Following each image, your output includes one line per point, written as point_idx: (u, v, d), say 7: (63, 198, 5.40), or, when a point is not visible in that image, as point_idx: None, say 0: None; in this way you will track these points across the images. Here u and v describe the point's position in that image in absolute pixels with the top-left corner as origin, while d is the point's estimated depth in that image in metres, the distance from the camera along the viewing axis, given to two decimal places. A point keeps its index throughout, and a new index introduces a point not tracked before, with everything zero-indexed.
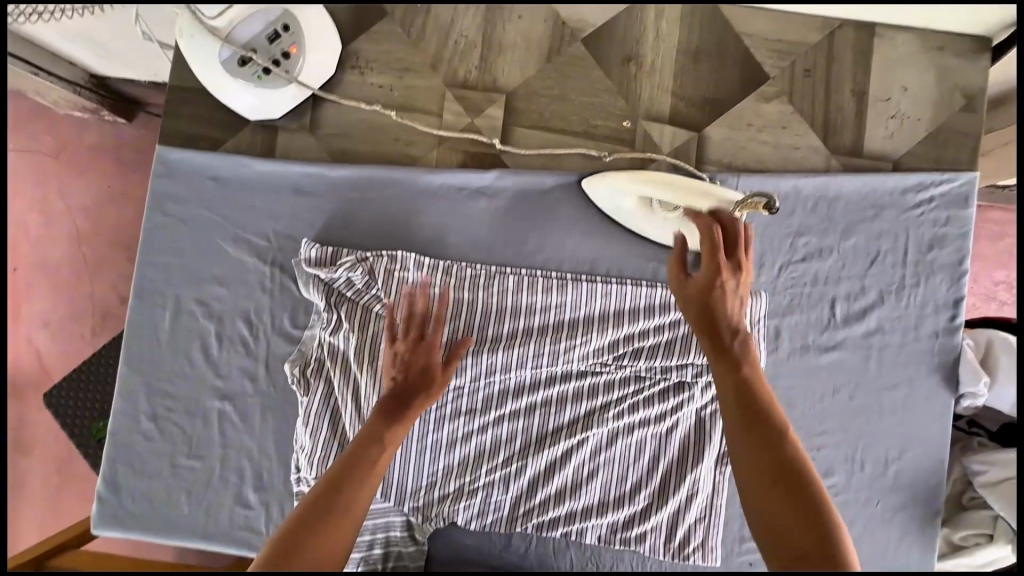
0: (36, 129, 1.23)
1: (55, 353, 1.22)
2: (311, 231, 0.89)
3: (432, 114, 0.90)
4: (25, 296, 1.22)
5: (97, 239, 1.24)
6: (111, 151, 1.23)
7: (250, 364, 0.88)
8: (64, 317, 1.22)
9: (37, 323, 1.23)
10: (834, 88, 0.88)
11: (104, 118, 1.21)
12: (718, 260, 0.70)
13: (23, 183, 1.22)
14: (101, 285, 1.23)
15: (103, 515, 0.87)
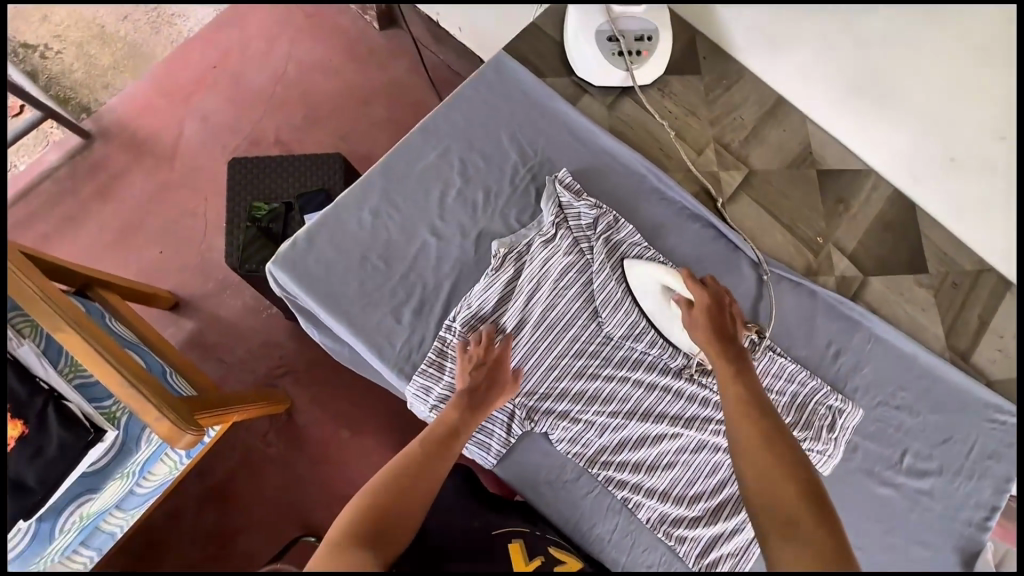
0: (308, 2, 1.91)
1: (201, 141, 1.76)
2: (568, 164, 1.09)
3: (693, 151, 1.15)
4: (207, 93, 1.80)
5: (291, 86, 1.83)
6: (350, 39, 1.88)
7: (467, 224, 1.04)
8: (228, 127, 1.78)
9: (201, 113, 1.78)
10: (969, 306, 1.12)
11: (363, 17, 1.88)
12: (730, 350, 0.87)
13: (264, 42, 1.86)
14: (279, 135, 1.78)
15: (285, 257, 0.99)
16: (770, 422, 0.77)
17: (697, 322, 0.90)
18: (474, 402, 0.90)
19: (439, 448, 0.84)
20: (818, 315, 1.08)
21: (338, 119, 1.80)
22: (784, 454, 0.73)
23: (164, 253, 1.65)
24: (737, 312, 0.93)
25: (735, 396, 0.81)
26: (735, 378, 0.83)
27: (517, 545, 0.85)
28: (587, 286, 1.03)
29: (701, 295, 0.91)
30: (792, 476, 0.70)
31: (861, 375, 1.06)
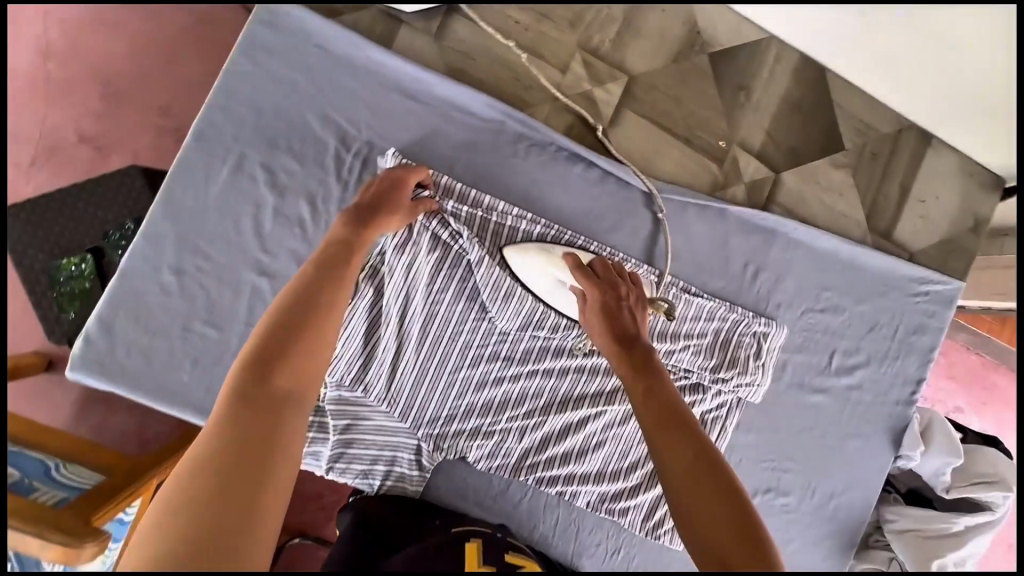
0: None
1: None
2: (405, 135, 0.85)
3: (556, 70, 0.91)
4: None
5: (69, 64, 1.16)
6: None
7: (302, 250, 0.83)
8: None
9: None
10: (889, 176, 1.01)
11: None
12: (636, 355, 0.69)
13: None
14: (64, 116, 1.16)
15: (85, 358, 0.78)
16: (690, 436, 0.60)
17: (595, 326, 0.75)
18: (373, 216, 0.73)
19: (329, 266, 0.66)
20: (729, 236, 0.95)
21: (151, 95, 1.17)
22: (715, 468, 0.57)
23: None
24: (637, 300, 0.78)
25: (647, 409, 0.63)
26: (646, 386, 0.65)
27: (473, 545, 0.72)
28: (469, 283, 0.86)
29: (593, 284, 0.78)
30: (727, 503, 0.54)
31: (783, 288, 0.98)
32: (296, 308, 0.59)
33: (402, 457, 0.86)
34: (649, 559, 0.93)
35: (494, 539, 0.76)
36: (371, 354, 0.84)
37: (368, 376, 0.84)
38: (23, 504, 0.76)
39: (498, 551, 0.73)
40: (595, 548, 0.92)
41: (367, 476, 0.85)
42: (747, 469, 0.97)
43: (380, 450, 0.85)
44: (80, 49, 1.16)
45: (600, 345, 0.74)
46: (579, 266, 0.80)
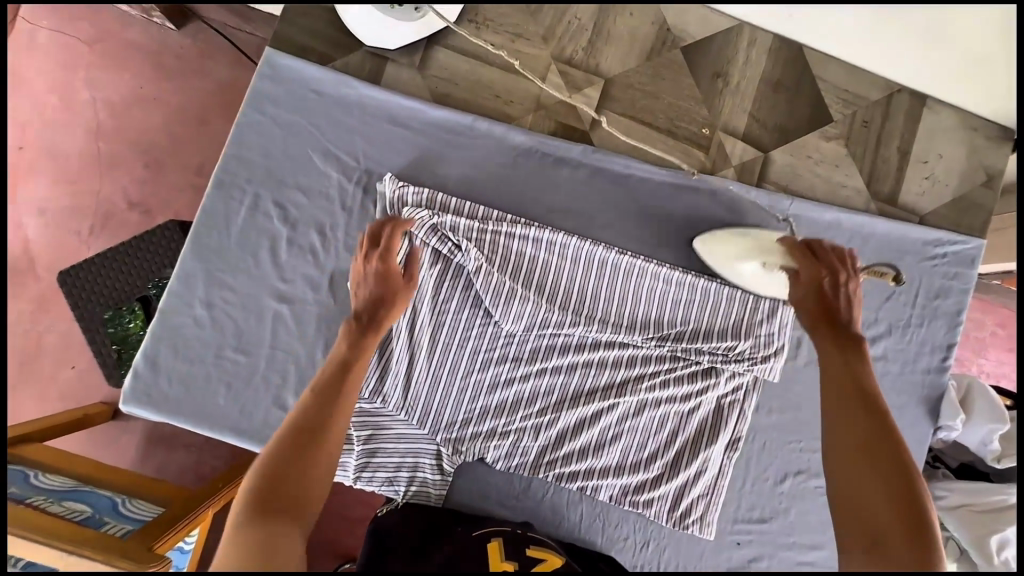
0: (77, 14, 1.31)
1: (43, 243, 1.28)
2: (399, 160, 0.92)
3: (535, 82, 0.96)
4: (24, 177, 1.29)
5: (117, 139, 1.31)
6: (154, 52, 1.32)
7: (316, 275, 0.90)
8: (65, 209, 1.29)
9: (31, 209, 1.29)
10: (885, 141, 1.00)
11: (151, 20, 1.30)
12: (840, 336, 0.77)
13: (49, 78, 1.30)
14: (115, 190, 1.30)
15: (135, 391, 0.86)
16: (879, 426, 0.66)
17: (803, 300, 0.80)
18: (376, 313, 0.81)
19: (337, 379, 0.72)
20: (724, 220, 0.96)
21: (186, 156, 1.32)
22: (896, 459, 0.63)
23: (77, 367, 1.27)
24: (854, 287, 0.80)
25: (847, 388, 0.71)
26: (845, 371, 0.73)
27: (495, 545, 0.77)
28: (472, 290, 0.90)
29: (811, 267, 0.80)
30: (896, 483, 0.61)
31: None
32: (317, 413, 0.66)
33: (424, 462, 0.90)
34: (679, 550, 0.92)
35: (516, 535, 0.80)
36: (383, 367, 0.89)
37: (384, 387, 0.88)
38: (93, 536, 0.83)
39: (520, 546, 0.77)
40: (624, 541, 0.92)
41: (391, 483, 0.89)
42: (774, 452, 0.95)
43: (402, 457, 0.90)
44: (129, 130, 1.31)
45: (800, 309, 0.81)
46: (799, 248, 0.83)
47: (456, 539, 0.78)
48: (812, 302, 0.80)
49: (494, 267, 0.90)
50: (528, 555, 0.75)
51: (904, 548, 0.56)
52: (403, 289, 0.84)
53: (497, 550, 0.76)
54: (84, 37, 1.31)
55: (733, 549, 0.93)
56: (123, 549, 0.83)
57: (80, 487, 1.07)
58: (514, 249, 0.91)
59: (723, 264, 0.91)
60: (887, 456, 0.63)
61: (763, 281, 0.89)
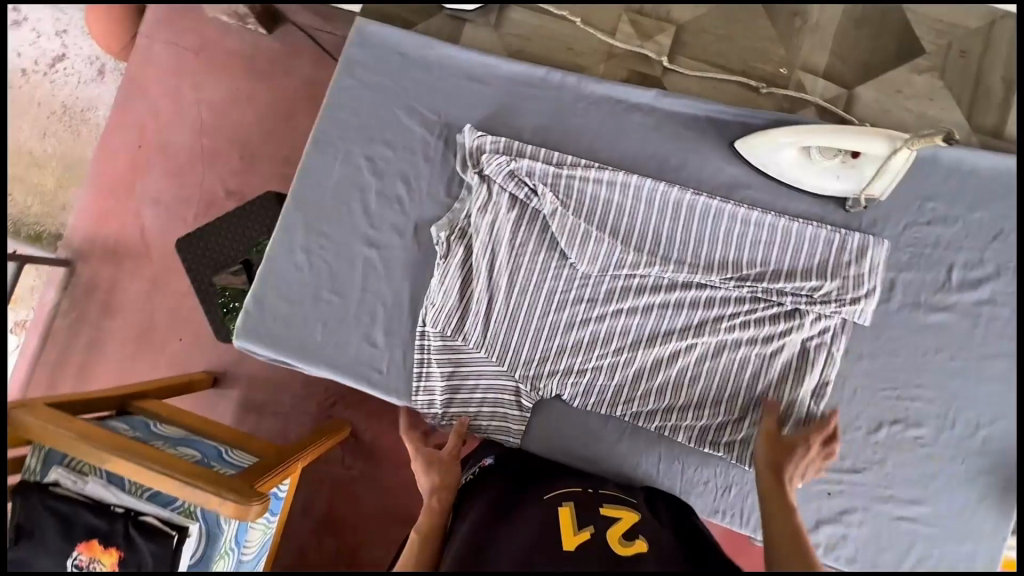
0: (184, 26, 1.49)
1: (156, 233, 1.45)
2: (477, 114, 0.98)
3: (605, 33, 0.99)
4: (142, 175, 1.47)
5: (218, 134, 1.47)
6: (247, 55, 1.49)
7: (401, 222, 0.97)
8: (174, 201, 1.45)
9: (147, 203, 1.46)
10: (986, 71, 0.93)
11: (247, 26, 1.48)
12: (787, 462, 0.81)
13: (163, 86, 1.48)
14: (214, 181, 1.46)
15: (246, 328, 0.97)
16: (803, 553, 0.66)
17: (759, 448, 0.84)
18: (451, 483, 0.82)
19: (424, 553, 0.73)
20: None
21: (274, 148, 1.48)
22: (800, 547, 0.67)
23: (184, 339, 1.42)
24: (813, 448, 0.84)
25: (776, 534, 0.69)
26: (785, 535, 0.69)
27: (567, 509, 0.72)
28: (548, 232, 0.93)
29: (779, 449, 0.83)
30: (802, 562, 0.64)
31: (878, 204, 0.92)
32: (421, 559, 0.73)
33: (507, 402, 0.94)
34: None
35: (585, 497, 0.76)
36: (490, 316, 0.93)
37: (466, 325, 0.93)
38: (210, 474, 0.90)
39: (592, 508, 0.73)
40: (703, 486, 0.90)
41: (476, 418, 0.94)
42: (866, 400, 0.90)
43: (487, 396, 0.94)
44: (224, 127, 1.47)
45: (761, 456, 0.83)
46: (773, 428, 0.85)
47: (527, 505, 0.74)
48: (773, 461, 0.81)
49: (570, 209, 0.92)
50: (604, 514, 0.71)
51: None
52: (450, 464, 0.85)
53: (570, 512, 0.71)
54: (191, 47, 1.49)
55: (823, 499, 0.89)
56: (234, 487, 0.89)
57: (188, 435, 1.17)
58: (588, 192, 0.93)
59: (765, 159, 0.91)
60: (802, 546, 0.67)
61: (801, 171, 0.90)
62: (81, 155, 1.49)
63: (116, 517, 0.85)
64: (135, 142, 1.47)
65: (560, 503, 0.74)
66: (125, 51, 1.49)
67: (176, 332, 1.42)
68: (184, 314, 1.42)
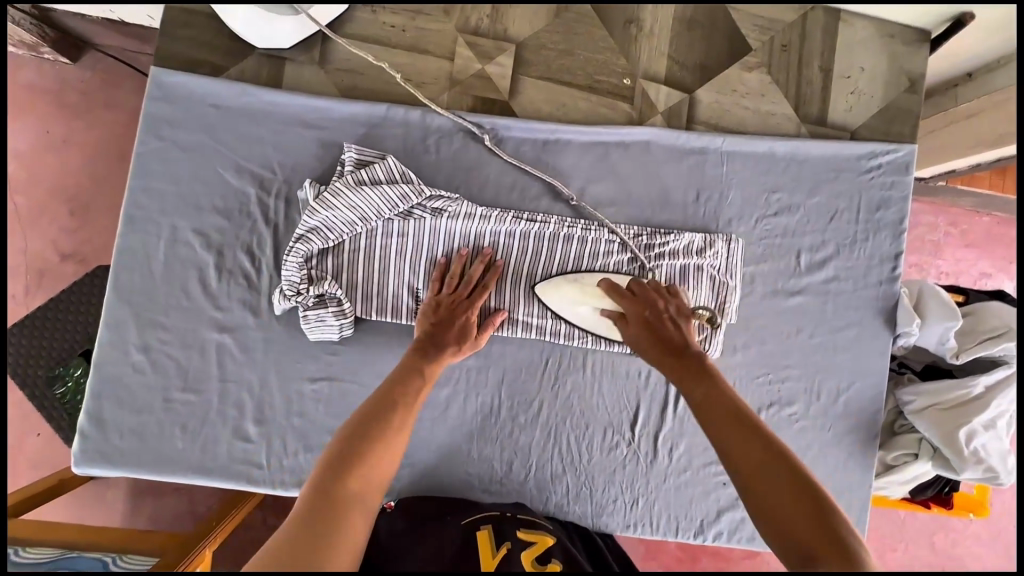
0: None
1: None
2: (317, 163, 0.88)
3: (444, 58, 0.92)
4: None
5: (23, 190, 1.18)
6: (55, 92, 1.19)
7: (252, 296, 0.86)
8: None
9: None
10: (806, 62, 0.99)
11: (43, 56, 1.17)
12: (691, 362, 0.69)
13: None
14: (26, 240, 1.17)
15: (85, 452, 0.83)
16: (764, 449, 0.57)
17: (641, 340, 0.74)
18: (444, 332, 0.78)
19: (402, 397, 0.67)
20: (660, 169, 0.94)
21: (94, 201, 1.20)
22: (782, 464, 0.56)
23: (31, 436, 1.14)
24: (682, 312, 0.76)
25: (714, 414, 0.62)
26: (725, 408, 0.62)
27: (484, 533, 0.72)
28: (414, 299, 0.87)
29: (633, 304, 0.77)
30: (793, 492, 0.54)
31: (729, 204, 0.96)
32: (384, 400, 0.66)
33: (381, 225, 0.86)
34: (668, 500, 0.93)
35: (505, 520, 0.76)
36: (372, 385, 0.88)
37: (349, 400, 0.87)
38: None
39: (511, 531, 0.73)
40: (613, 504, 0.91)
41: (325, 228, 0.83)
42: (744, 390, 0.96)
43: (346, 221, 0.83)
44: (26, 178, 1.18)
45: (635, 337, 0.75)
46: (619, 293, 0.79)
47: (444, 530, 0.73)
48: (644, 337, 0.74)
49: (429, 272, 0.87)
50: (520, 538, 0.70)
51: (812, 526, 0.51)
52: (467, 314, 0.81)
53: (489, 537, 0.71)
54: None
55: (720, 489, 0.94)
56: None
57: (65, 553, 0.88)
58: (456, 231, 0.87)
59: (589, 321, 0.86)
60: (783, 473, 0.55)
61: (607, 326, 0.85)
62: None
63: None
64: None
65: (478, 528, 0.74)
66: None
67: None
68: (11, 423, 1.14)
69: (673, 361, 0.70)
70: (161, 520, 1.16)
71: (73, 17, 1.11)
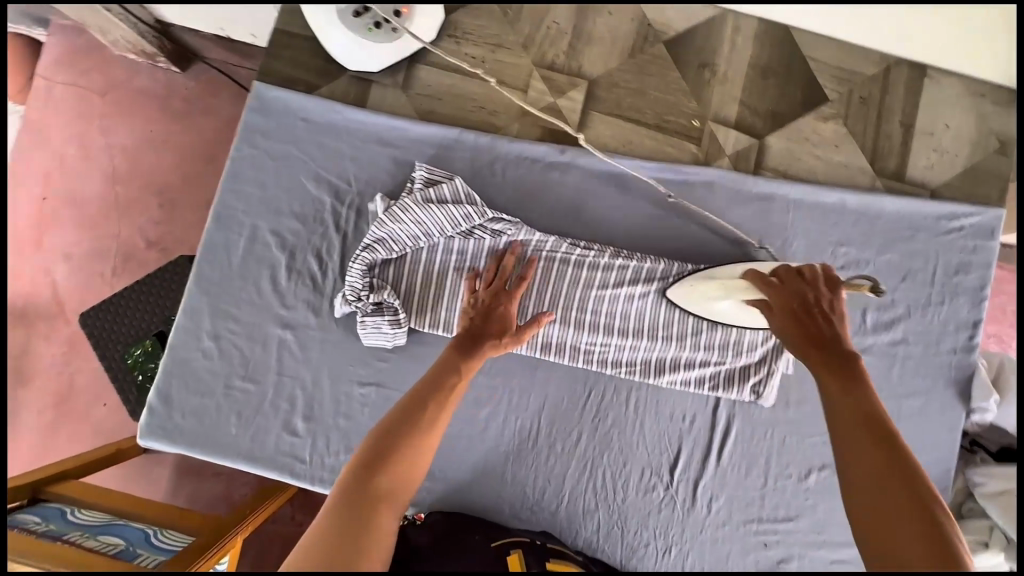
0: (91, 67, 1.31)
1: (62, 291, 1.26)
2: (389, 179, 0.93)
3: (518, 90, 0.96)
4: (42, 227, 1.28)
5: (132, 181, 1.30)
6: (159, 97, 1.32)
7: (315, 298, 0.92)
8: (79, 253, 1.28)
9: (50, 258, 1.27)
10: (885, 117, 0.97)
11: (157, 65, 1.30)
12: (834, 358, 0.63)
13: (58, 125, 1.30)
14: (121, 226, 1.29)
15: (150, 426, 0.89)
16: (900, 468, 0.53)
17: (783, 326, 0.68)
18: (490, 333, 0.77)
19: (442, 394, 0.67)
20: (724, 211, 0.93)
21: (185, 197, 1.31)
22: (910, 484, 0.52)
23: (99, 407, 1.23)
24: (836, 306, 0.68)
25: (845, 417, 0.58)
26: (854, 413, 0.58)
27: (516, 557, 0.71)
28: None
29: (779, 295, 0.69)
30: (912, 513, 0.50)
31: (792, 252, 0.93)
32: (427, 396, 0.66)
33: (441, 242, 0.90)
34: (704, 554, 0.88)
35: (535, 546, 0.75)
36: None
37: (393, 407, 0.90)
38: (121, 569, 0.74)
39: (542, 558, 0.72)
40: (645, 549, 0.88)
41: (390, 240, 0.87)
42: (794, 449, 0.92)
43: (411, 235, 0.87)
44: (131, 171, 1.31)
45: (778, 319, 0.68)
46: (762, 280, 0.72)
47: (472, 550, 0.73)
48: (791, 325, 0.67)
49: None
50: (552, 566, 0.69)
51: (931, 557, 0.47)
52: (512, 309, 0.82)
53: (521, 560, 0.70)
54: (91, 74, 1.31)
55: (760, 550, 0.89)
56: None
57: (114, 520, 0.96)
58: (514, 254, 0.89)
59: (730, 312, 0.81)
60: (907, 493, 0.51)
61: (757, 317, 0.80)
62: None
63: None
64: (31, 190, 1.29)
65: (509, 551, 0.73)
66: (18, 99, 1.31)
67: (63, 413, 1.22)
68: (84, 391, 1.23)
69: (815, 351, 0.64)
70: (201, 501, 1.21)
71: (189, 32, 1.26)
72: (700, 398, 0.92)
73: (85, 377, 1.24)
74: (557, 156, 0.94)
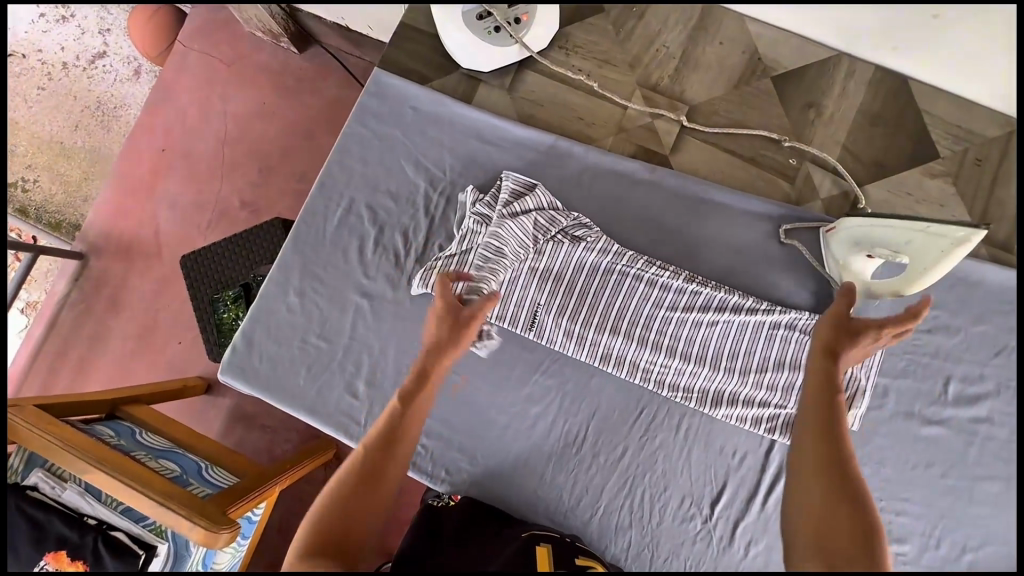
0: (228, 41, 1.46)
1: (168, 233, 1.40)
2: (481, 173, 0.98)
3: (618, 106, 0.99)
4: (161, 174, 1.42)
5: (239, 145, 1.43)
6: (277, 72, 1.45)
7: (395, 273, 0.97)
8: (188, 202, 1.41)
9: (163, 204, 1.41)
10: (999, 183, 0.93)
11: (279, 45, 1.43)
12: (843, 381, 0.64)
13: (192, 86, 1.45)
14: (229, 184, 1.42)
15: (230, 364, 0.97)
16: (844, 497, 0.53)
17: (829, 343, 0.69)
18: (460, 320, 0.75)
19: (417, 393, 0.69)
20: (809, 253, 0.91)
21: (288, 166, 1.42)
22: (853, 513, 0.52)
23: (181, 343, 1.34)
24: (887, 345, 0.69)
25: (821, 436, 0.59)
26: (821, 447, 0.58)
27: (544, 550, 0.72)
28: (532, 314, 0.92)
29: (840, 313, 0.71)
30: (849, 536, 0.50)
31: (876, 307, 0.90)
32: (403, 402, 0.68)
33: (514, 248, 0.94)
34: None
35: (563, 544, 0.77)
36: (473, 381, 0.94)
37: (449, 388, 0.94)
38: (178, 490, 0.83)
39: (571, 556, 0.73)
40: None
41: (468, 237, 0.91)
42: None
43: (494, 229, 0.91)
44: (245, 135, 1.44)
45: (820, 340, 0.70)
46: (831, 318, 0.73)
47: (506, 541, 0.75)
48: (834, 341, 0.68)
49: (552, 292, 0.92)
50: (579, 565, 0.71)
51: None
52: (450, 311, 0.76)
53: (549, 555, 0.71)
54: (227, 46, 1.46)
55: None
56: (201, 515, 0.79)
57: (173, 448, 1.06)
58: (589, 262, 0.91)
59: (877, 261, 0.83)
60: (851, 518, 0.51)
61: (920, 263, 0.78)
62: (107, 154, 1.45)
63: (88, 529, 0.80)
64: (159, 140, 1.44)
65: (538, 544, 0.74)
66: (160, 59, 1.47)
67: (149, 343, 1.35)
68: (169, 327, 1.35)
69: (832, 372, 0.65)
70: (252, 446, 1.29)
71: (312, 18, 1.40)
72: (754, 438, 0.90)
73: (173, 313, 1.36)
74: (646, 174, 0.95)
